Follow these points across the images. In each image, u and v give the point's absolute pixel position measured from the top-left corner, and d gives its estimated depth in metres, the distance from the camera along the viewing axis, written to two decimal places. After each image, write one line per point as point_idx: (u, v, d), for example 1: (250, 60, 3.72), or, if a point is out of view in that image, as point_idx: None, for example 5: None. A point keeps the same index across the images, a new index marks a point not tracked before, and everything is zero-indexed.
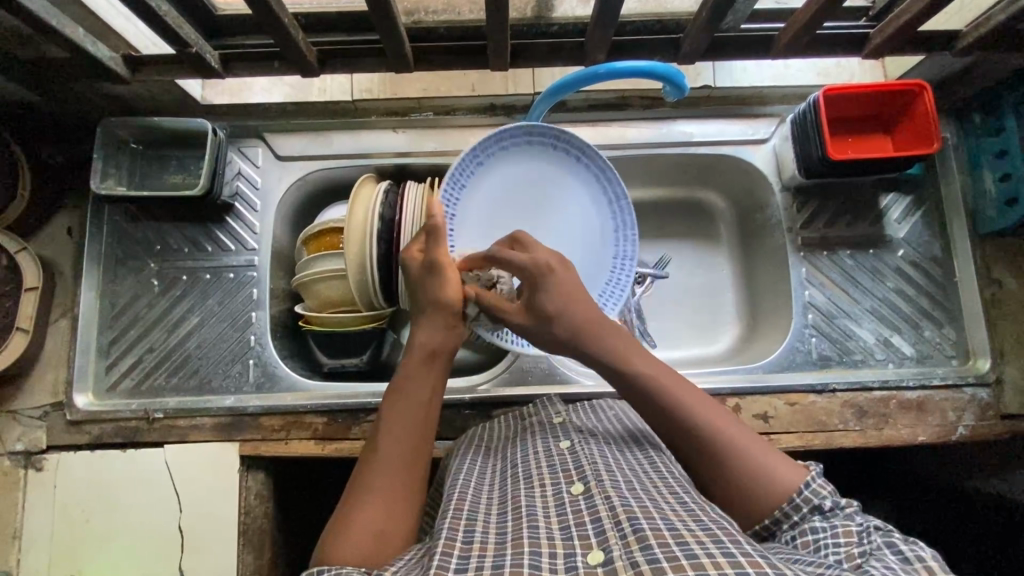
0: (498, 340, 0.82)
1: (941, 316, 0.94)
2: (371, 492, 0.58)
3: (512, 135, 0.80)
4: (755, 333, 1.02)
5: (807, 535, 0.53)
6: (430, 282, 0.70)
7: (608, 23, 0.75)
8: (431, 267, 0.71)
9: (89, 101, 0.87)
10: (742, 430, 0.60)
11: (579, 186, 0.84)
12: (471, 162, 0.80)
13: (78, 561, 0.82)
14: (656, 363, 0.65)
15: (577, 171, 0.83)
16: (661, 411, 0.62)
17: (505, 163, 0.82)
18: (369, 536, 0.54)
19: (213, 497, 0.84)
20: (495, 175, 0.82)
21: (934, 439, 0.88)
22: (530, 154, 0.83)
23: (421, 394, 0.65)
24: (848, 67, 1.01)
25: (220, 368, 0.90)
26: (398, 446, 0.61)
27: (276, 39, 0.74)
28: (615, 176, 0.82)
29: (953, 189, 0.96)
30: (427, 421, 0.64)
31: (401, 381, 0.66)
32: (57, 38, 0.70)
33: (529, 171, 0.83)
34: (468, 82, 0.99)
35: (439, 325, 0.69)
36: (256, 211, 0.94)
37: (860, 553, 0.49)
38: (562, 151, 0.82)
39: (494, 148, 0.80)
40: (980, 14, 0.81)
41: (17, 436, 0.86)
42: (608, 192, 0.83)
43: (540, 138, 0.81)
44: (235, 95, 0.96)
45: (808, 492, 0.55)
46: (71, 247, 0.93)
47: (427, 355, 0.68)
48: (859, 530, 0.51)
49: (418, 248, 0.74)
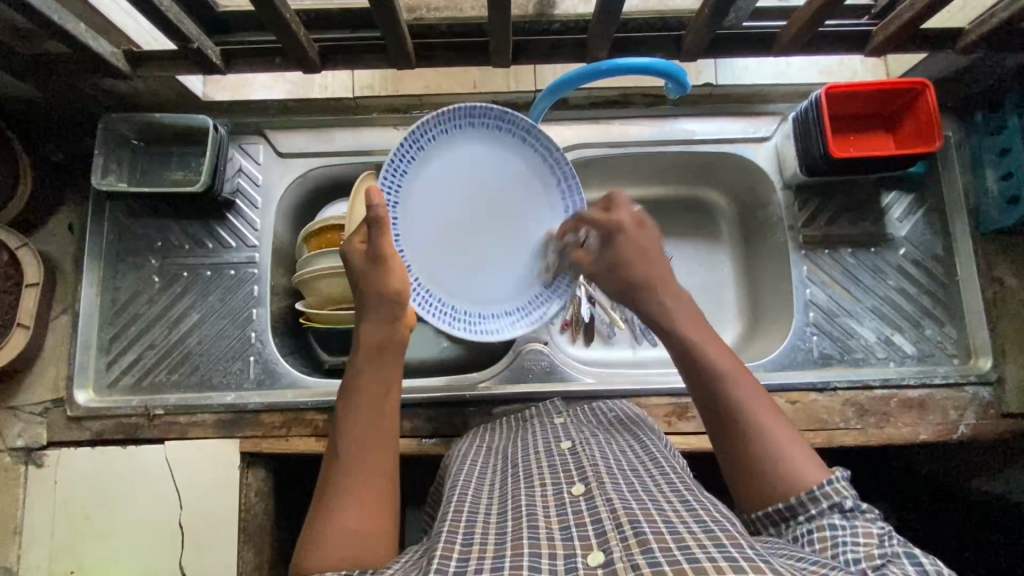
0: (448, 328, 0.78)
1: (943, 314, 0.94)
2: (341, 492, 0.58)
3: (452, 117, 0.76)
4: (756, 331, 1.02)
5: (825, 532, 0.53)
6: (374, 275, 0.67)
7: (611, 20, 0.75)
8: (376, 260, 0.66)
9: (91, 97, 0.87)
10: (778, 418, 0.62)
11: (525, 169, 0.81)
12: (411, 147, 0.75)
13: (78, 557, 0.82)
14: (708, 333, 0.68)
15: (524, 154, 0.81)
16: (705, 372, 0.64)
17: (448, 148, 0.78)
18: (344, 536, 0.55)
19: (213, 493, 0.84)
20: (438, 160, 0.77)
21: (936, 437, 0.88)
22: (472, 138, 0.79)
23: (375, 387, 0.66)
24: (851, 65, 1.01)
25: (221, 365, 0.90)
26: (361, 440, 0.62)
27: (278, 34, 0.73)
28: (560, 154, 0.81)
29: (955, 189, 0.95)
30: (383, 412, 0.65)
31: (353, 377, 0.66)
32: (58, 33, 0.69)
33: (473, 156, 0.79)
34: (471, 78, 0.97)
35: (385, 316, 0.67)
36: (257, 208, 0.94)
37: (879, 554, 0.49)
38: (504, 133, 0.79)
39: (435, 131, 0.76)
40: (983, 11, 0.81)
41: (17, 433, 0.86)
42: (558, 176, 0.82)
43: (480, 120, 0.78)
44: (236, 91, 0.95)
45: (830, 488, 0.55)
46: (72, 242, 0.92)
47: (375, 347, 0.67)
48: (880, 533, 0.51)
49: (361, 240, 0.69)
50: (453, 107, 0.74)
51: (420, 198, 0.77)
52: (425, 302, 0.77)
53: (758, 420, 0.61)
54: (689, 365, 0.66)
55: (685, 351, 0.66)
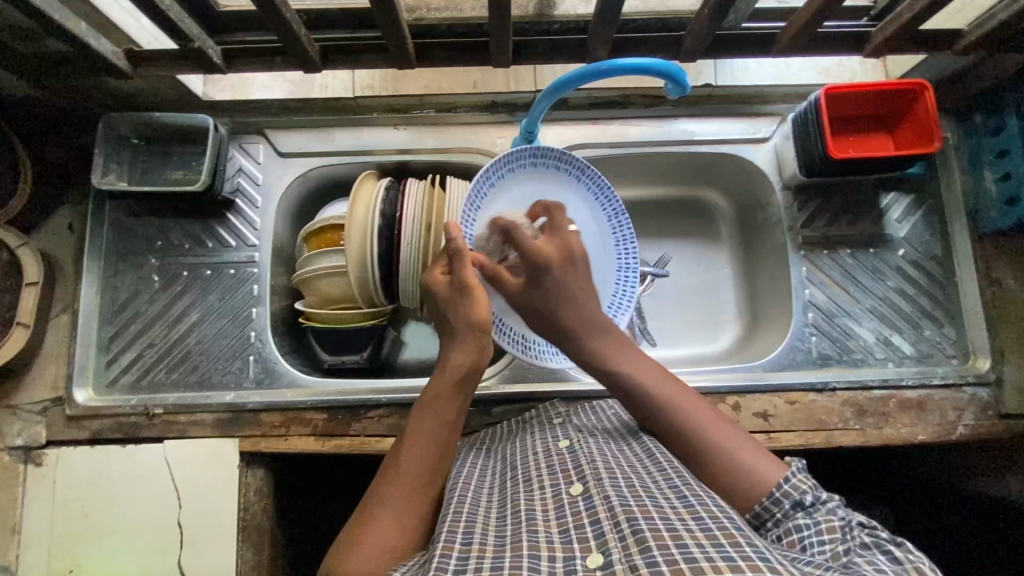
0: (523, 356, 0.82)
1: (942, 315, 0.94)
2: (385, 507, 0.58)
3: (519, 157, 0.79)
4: (755, 331, 1.02)
5: (793, 534, 0.54)
6: (460, 302, 0.68)
7: (610, 20, 0.75)
8: (462, 287, 0.68)
9: (92, 97, 0.87)
10: (720, 425, 0.63)
11: (578, 203, 0.84)
12: (484, 185, 0.77)
13: (79, 557, 0.82)
14: (643, 361, 0.70)
15: (577, 189, 0.84)
16: (644, 402, 0.66)
17: (508, 188, 0.80)
18: (378, 549, 0.54)
19: (213, 492, 0.84)
20: (499, 201, 0.80)
21: (934, 438, 0.88)
22: (535, 176, 0.82)
23: (447, 414, 0.65)
24: (849, 66, 1.01)
25: (221, 364, 0.90)
26: (416, 463, 0.61)
27: (279, 34, 0.74)
28: (608, 184, 0.84)
29: (954, 190, 0.96)
30: (449, 440, 0.64)
31: (427, 400, 0.66)
32: (60, 32, 0.70)
33: (536, 193, 0.82)
34: (470, 78, 0.96)
35: (474, 345, 0.67)
36: (257, 208, 0.94)
37: (844, 551, 0.51)
38: (565, 172, 0.83)
39: (498, 173, 0.78)
40: (982, 12, 0.81)
41: (17, 431, 0.86)
42: (610, 212, 0.85)
43: (543, 161, 0.81)
44: (238, 93, 0.95)
45: (787, 488, 0.56)
46: (72, 241, 0.93)
47: (457, 376, 0.66)
48: (842, 524, 0.52)
49: (440, 270, 0.72)
50: (518, 150, 0.77)
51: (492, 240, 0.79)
52: (503, 330, 0.81)
53: (702, 435, 0.62)
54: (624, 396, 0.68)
55: (619, 384, 0.68)
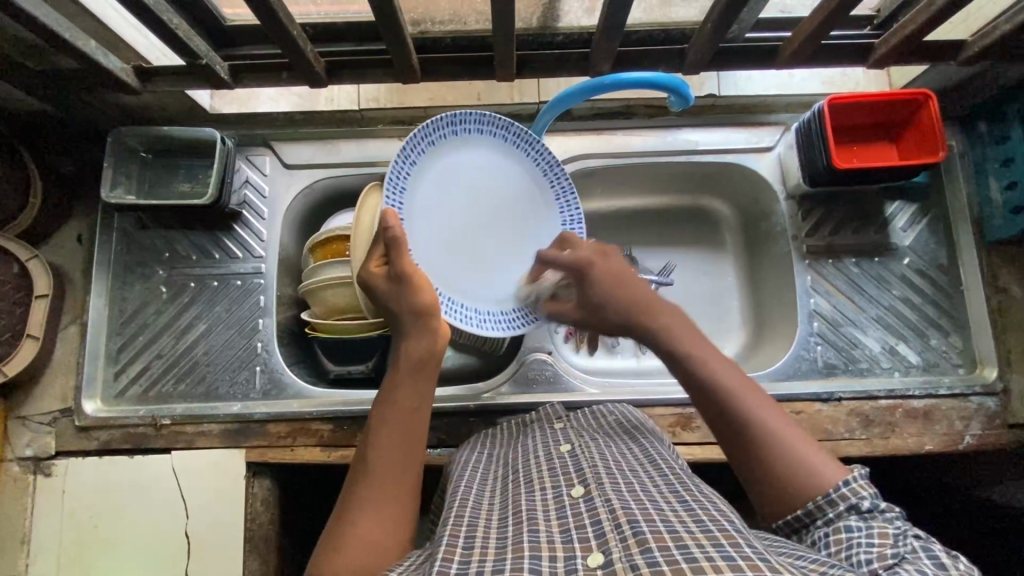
0: (478, 331, 0.79)
1: (948, 324, 0.94)
2: (364, 506, 0.58)
3: (437, 129, 0.76)
4: (760, 343, 1.01)
5: (841, 533, 0.53)
6: (399, 292, 0.68)
7: (615, 35, 0.76)
8: (398, 277, 0.68)
9: (101, 111, 0.88)
10: (781, 417, 0.61)
11: (507, 163, 0.82)
12: (405, 164, 0.74)
13: (88, 566, 0.83)
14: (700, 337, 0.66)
15: (505, 149, 0.81)
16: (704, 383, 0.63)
17: (438, 161, 0.78)
18: (364, 545, 0.55)
19: (220, 501, 0.84)
20: (430, 177, 0.77)
21: (941, 448, 0.88)
22: (460, 144, 0.79)
23: (408, 401, 0.66)
24: (852, 76, 1.01)
25: (227, 374, 0.91)
26: (388, 455, 0.62)
27: (285, 50, 0.74)
28: (536, 138, 0.82)
29: (959, 199, 0.96)
30: (417, 430, 0.65)
31: (386, 392, 0.67)
32: (69, 49, 0.71)
33: (465, 161, 0.80)
34: (475, 90, 0.99)
35: (422, 328, 0.68)
36: (264, 220, 0.95)
37: (893, 554, 0.49)
38: (490, 135, 0.80)
39: (420, 147, 0.76)
40: (985, 23, 0.81)
41: (27, 442, 0.87)
42: (538, 158, 0.83)
43: (464, 126, 0.78)
44: (243, 104, 0.97)
45: (846, 490, 0.55)
46: (81, 254, 0.94)
47: (415, 363, 0.67)
48: (896, 532, 0.51)
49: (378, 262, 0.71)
50: (431, 120, 0.75)
51: (424, 210, 0.77)
52: (453, 308, 0.78)
53: (771, 436, 0.59)
54: (690, 384, 0.64)
55: (683, 367, 0.64)
